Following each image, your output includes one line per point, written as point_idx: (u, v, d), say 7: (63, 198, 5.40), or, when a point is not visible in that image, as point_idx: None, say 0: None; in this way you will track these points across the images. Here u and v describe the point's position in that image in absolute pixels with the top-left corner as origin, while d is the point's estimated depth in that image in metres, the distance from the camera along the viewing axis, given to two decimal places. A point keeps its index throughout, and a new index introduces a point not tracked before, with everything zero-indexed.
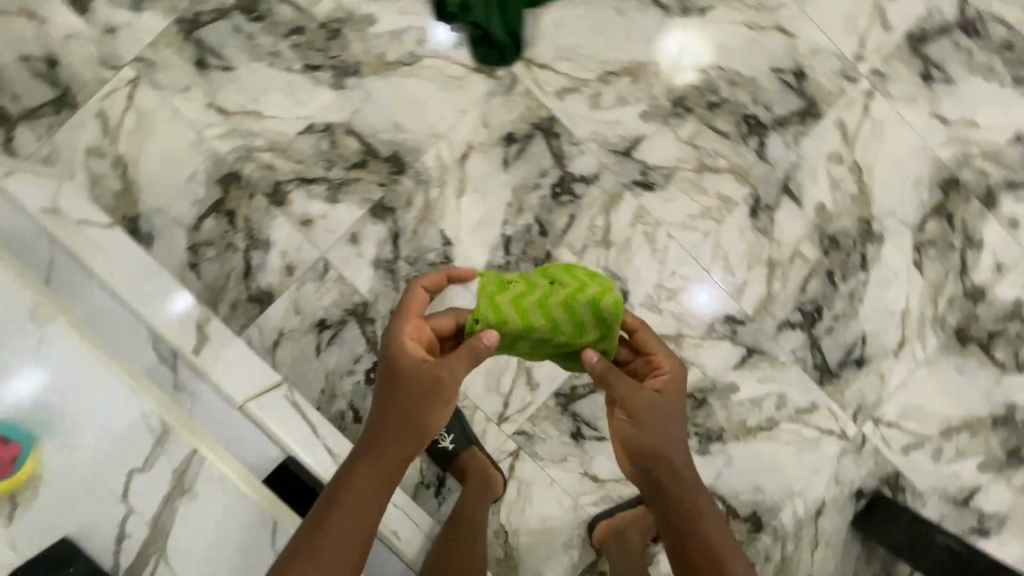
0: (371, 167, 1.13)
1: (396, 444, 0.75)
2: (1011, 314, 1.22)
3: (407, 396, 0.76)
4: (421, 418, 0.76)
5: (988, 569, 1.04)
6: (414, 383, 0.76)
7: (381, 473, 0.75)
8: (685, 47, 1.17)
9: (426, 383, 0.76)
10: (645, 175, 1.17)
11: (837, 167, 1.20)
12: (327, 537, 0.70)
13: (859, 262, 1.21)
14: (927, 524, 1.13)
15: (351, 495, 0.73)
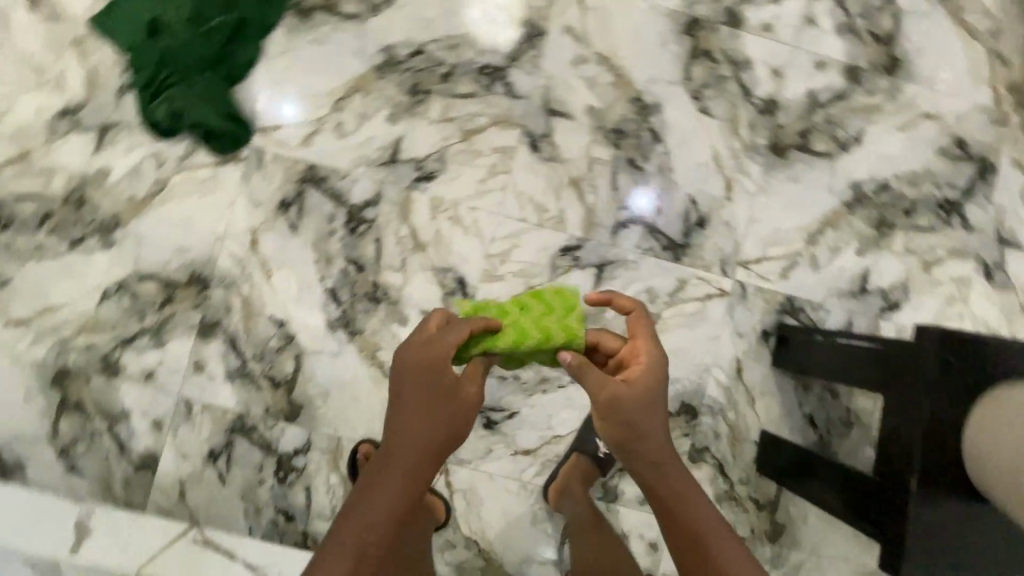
0: (178, 297, 1.15)
1: (426, 462, 0.80)
2: (807, 107, 1.25)
3: (425, 408, 0.81)
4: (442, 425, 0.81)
5: (878, 349, 0.96)
6: (439, 400, 0.81)
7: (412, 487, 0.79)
8: (492, 17, 1.21)
9: (456, 400, 0.82)
10: (422, 169, 1.19)
11: (585, 67, 1.22)
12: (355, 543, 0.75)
13: (651, 138, 1.23)
14: (833, 336, 1.08)
15: (384, 504, 0.77)
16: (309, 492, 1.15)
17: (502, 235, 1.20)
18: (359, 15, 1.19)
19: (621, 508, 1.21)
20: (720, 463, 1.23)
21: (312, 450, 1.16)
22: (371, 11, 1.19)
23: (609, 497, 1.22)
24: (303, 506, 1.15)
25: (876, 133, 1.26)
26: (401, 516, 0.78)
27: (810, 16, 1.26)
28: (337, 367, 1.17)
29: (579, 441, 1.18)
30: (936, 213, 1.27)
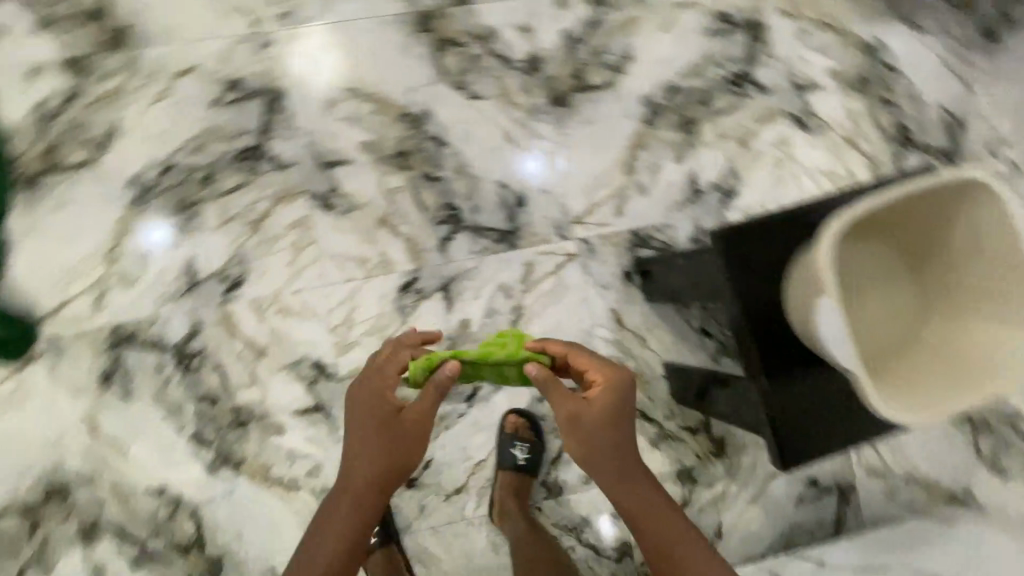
0: (43, 518, 1.07)
1: (376, 490, 0.84)
2: (569, 48, 1.23)
3: (369, 437, 0.85)
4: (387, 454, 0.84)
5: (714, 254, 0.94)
6: (381, 427, 0.85)
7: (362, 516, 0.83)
8: (309, 61, 1.16)
9: (400, 426, 0.85)
10: (228, 278, 1.13)
11: (340, 106, 1.17)
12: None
13: (435, 144, 1.19)
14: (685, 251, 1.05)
15: (338, 531, 0.82)
16: None
17: (337, 304, 1.16)
18: (89, 161, 1.10)
19: (571, 494, 1.22)
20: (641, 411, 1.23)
21: None
22: (99, 151, 1.11)
23: (556, 491, 1.22)
24: None
25: (644, 42, 1.25)
26: (356, 547, 0.82)
27: None
28: (236, 505, 1.11)
29: (500, 458, 1.16)
30: (730, 91, 1.28)
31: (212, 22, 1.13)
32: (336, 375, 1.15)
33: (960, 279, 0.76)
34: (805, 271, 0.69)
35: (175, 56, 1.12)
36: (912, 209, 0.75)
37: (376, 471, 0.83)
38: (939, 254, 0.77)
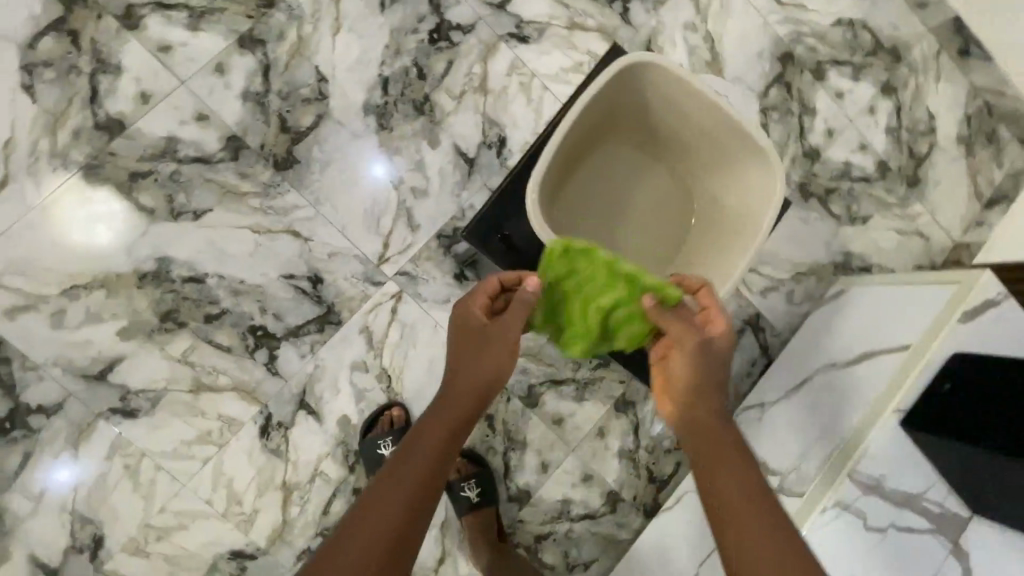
0: None
1: (473, 398, 0.77)
2: (259, 106, 1.09)
3: (475, 360, 0.80)
4: (484, 372, 0.79)
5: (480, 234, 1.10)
6: (479, 342, 0.81)
7: (455, 439, 0.73)
8: (92, 219, 1.02)
9: (493, 338, 0.81)
10: (83, 547, 1.01)
11: (68, 313, 1.01)
12: (377, 526, 0.63)
13: (193, 283, 1.06)
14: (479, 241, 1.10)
15: (428, 455, 0.70)
16: None
17: (211, 491, 1.06)
18: None
19: (540, 489, 1.20)
20: (550, 380, 1.22)
21: None
22: None
23: (526, 497, 1.20)
24: None
25: (328, 53, 1.13)
26: (436, 483, 0.69)
27: (158, 45, 1.06)
28: None
29: (459, 504, 1.13)
30: (440, 48, 1.18)
31: None
32: (259, 550, 1.07)
33: (686, 147, 0.97)
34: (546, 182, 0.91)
35: None
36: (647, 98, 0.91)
37: (477, 383, 0.78)
38: (657, 134, 0.97)
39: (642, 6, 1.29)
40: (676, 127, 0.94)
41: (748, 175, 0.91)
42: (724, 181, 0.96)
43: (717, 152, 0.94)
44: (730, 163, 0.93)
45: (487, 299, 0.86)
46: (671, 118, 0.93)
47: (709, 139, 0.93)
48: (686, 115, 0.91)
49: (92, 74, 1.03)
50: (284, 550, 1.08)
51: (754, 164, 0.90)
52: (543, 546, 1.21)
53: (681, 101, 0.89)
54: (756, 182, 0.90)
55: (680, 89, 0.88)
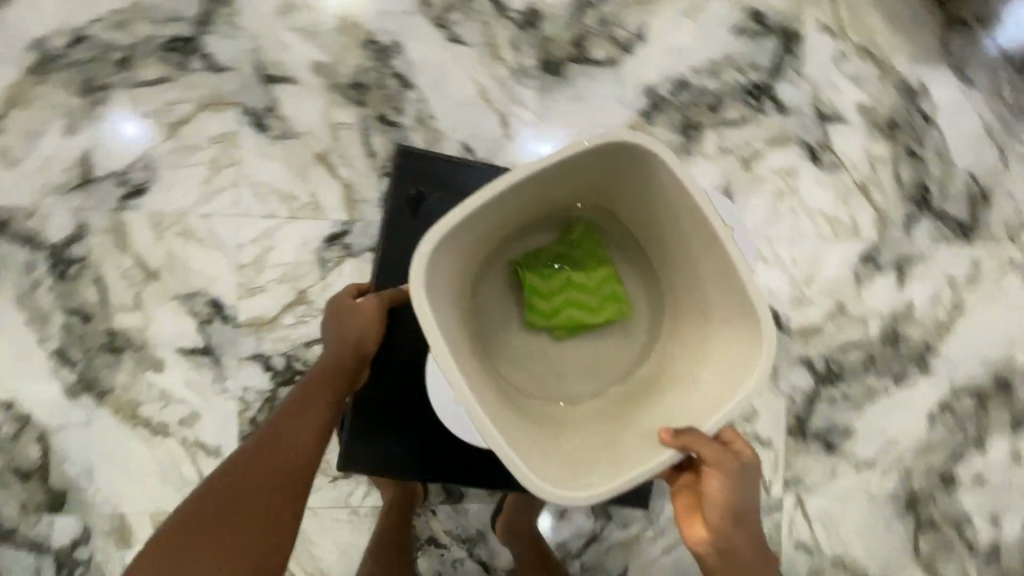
0: None
1: (334, 375, 0.81)
2: (576, 9, 1.06)
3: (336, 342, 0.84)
4: (352, 346, 0.83)
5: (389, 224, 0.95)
6: (340, 326, 0.85)
7: (329, 405, 0.79)
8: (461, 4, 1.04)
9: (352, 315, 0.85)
10: (127, 183, 0.98)
11: (297, 16, 1.00)
12: (264, 494, 0.71)
13: (398, 83, 1.03)
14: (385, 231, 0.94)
15: (308, 425, 0.77)
16: None
17: (250, 240, 1.01)
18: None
19: (471, 504, 1.08)
20: None
21: (90, 538, 1.00)
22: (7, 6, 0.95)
23: (455, 497, 1.08)
24: None
25: (663, 24, 1.09)
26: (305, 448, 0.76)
27: None
28: (93, 437, 0.99)
29: None
30: (746, 102, 1.12)
31: None
32: (235, 319, 1.01)
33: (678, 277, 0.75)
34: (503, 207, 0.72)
35: None
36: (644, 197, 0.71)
37: (347, 367, 0.82)
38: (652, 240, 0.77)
39: (930, 228, 1.18)
40: (675, 245, 0.73)
41: (724, 357, 0.68)
42: (696, 340, 0.73)
43: (704, 305, 0.72)
44: (711, 321, 0.71)
45: (349, 294, 0.89)
46: (674, 228, 0.70)
47: (705, 285, 0.70)
48: (683, 237, 0.69)
49: None
50: (249, 339, 1.01)
51: (735, 340, 0.67)
52: (426, 550, 1.07)
53: (683, 211, 0.67)
54: (726, 366, 0.67)
55: (680, 205, 0.67)
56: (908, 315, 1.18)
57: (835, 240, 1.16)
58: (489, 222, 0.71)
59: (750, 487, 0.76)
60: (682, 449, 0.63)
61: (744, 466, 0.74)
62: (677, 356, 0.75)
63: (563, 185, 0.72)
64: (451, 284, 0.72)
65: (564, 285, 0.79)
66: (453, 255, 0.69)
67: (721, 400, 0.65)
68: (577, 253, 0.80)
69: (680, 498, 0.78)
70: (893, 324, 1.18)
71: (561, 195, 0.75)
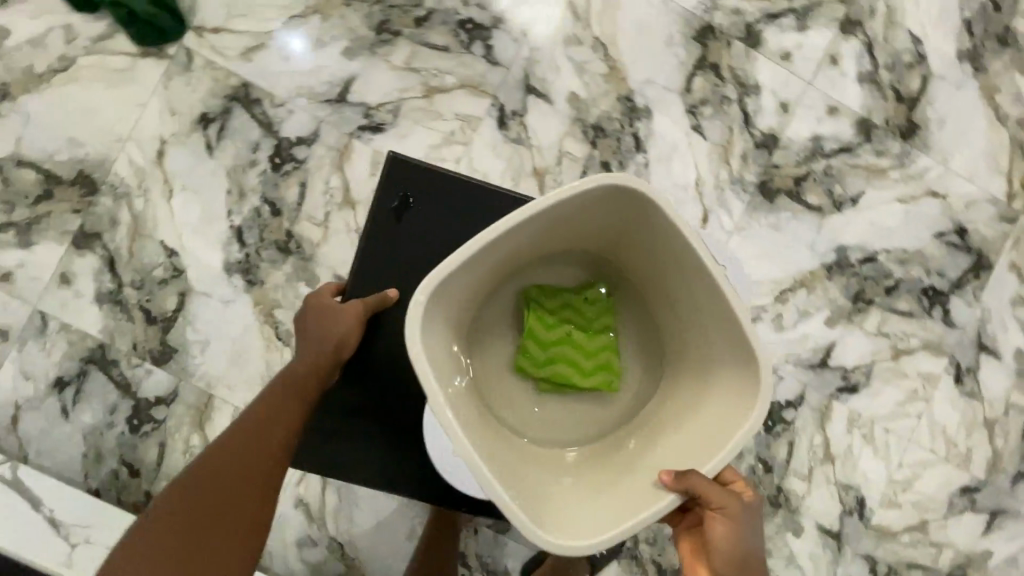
0: (60, 195, 1.00)
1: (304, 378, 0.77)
2: (810, 153, 1.12)
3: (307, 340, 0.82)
4: (327, 349, 0.81)
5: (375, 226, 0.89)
6: (316, 316, 0.84)
7: (297, 414, 0.74)
8: (717, 102, 1.11)
9: (329, 311, 0.84)
10: (370, 117, 1.04)
11: (577, 49, 1.08)
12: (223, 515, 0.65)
13: (632, 143, 1.09)
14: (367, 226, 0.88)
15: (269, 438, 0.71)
16: (163, 451, 1.01)
17: None
18: None
19: (511, 541, 1.08)
20: None
21: (176, 404, 1.02)
22: None
23: (500, 527, 1.08)
24: (153, 463, 1.01)
25: (878, 198, 1.14)
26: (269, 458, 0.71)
27: (832, 56, 1.13)
28: (223, 316, 1.02)
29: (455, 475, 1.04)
30: (918, 299, 1.15)
31: None
32: None
33: (678, 322, 0.78)
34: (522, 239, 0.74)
35: None
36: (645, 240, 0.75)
37: (319, 371, 0.78)
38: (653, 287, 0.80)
39: None
40: (678, 293, 0.76)
41: (715, 412, 0.71)
42: (690, 387, 0.77)
43: (700, 353, 0.76)
44: (708, 365, 0.74)
45: (332, 288, 0.91)
46: (677, 273, 0.74)
47: (703, 332, 0.74)
48: (690, 285, 0.72)
49: (792, 10, 1.12)
50: None
51: (732, 385, 0.70)
52: None
53: (685, 260, 0.71)
54: (717, 418, 0.70)
55: (686, 255, 0.70)
56: (983, 563, 1.16)
57: (944, 461, 1.16)
58: (498, 257, 0.73)
59: (758, 537, 0.73)
60: (685, 492, 0.65)
61: (746, 505, 0.72)
62: (666, 408, 0.78)
63: (570, 222, 0.76)
64: (455, 301, 0.74)
65: (564, 338, 0.83)
66: (466, 278, 0.72)
67: (711, 452, 0.67)
68: (584, 301, 0.84)
69: (684, 543, 0.75)
70: (965, 565, 1.16)
71: (577, 235, 0.78)
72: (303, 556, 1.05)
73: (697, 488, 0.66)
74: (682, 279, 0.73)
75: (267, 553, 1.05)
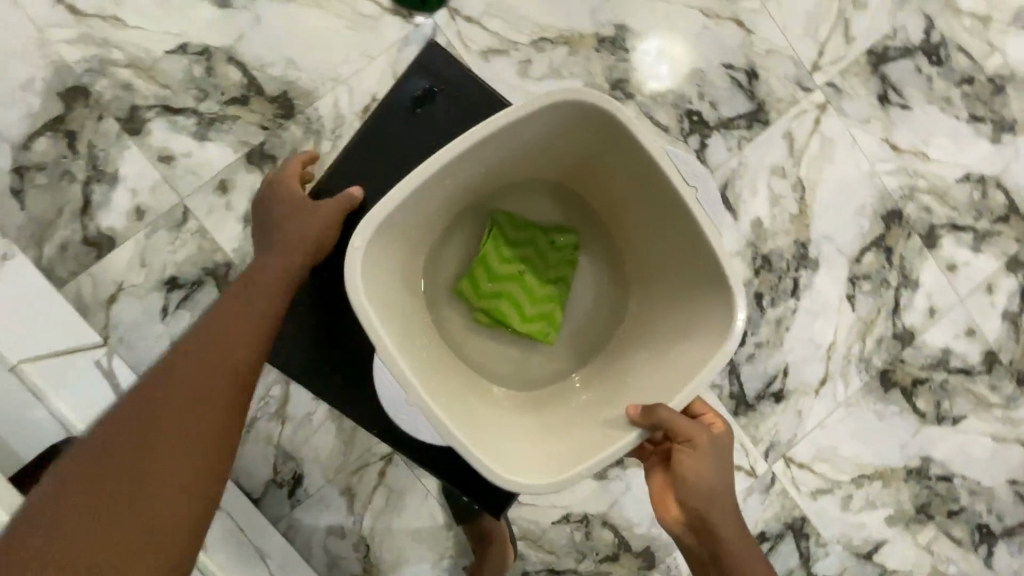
0: (254, 105, 0.97)
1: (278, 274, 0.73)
2: (936, 361, 1.16)
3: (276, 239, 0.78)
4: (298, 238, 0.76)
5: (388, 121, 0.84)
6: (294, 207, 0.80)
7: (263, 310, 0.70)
8: (877, 281, 1.14)
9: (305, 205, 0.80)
10: None
11: (779, 181, 1.10)
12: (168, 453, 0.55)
13: (790, 286, 1.11)
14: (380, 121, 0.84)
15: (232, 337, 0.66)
16: None
17: None
18: None
19: None
20: None
21: None
22: None
23: None
24: None
25: (975, 427, 1.18)
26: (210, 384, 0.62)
27: (990, 284, 1.17)
28: None
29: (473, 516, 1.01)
30: (972, 532, 1.19)
31: (794, 27, 1.10)
32: None
33: (649, 261, 0.78)
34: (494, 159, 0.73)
35: (750, 11, 1.09)
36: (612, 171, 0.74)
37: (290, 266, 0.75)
38: (627, 228, 0.79)
39: None
40: (649, 231, 0.76)
41: (673, 361, 0.70)
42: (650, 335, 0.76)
43: (663, 297, 0.76)
44: (674, 305, 0.74)
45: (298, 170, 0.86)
46: (648, 209, 0.73)
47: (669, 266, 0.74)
48: (664, 224, 0.72)
49: (973, 228, 1.16)
50: None
51: (692, 334, 0.70)
52: None
53: (655, 192, 0.70)
54: (676, 359, 0.70)
55: (656, 187, 0.69)
56: None
57: None
58: (467, 172, 0.72)
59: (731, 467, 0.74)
60: (653, 422, 0.65)
61: (714, 437, 0.73)
62: (617, 361, 0.78)
63: (535, 151, 0.75)
64: (426, 212, 0.73)
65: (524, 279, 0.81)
66: (442, 192, 0.71)
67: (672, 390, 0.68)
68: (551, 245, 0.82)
69: (657, 478, 0.76)
70: None
71: (542, 162, 0.77)
72: (328, 544, 1.02)
73: (668, 422, 0.65)
74: (653, 214, 0.73)
75: (295, 527, 1.02)
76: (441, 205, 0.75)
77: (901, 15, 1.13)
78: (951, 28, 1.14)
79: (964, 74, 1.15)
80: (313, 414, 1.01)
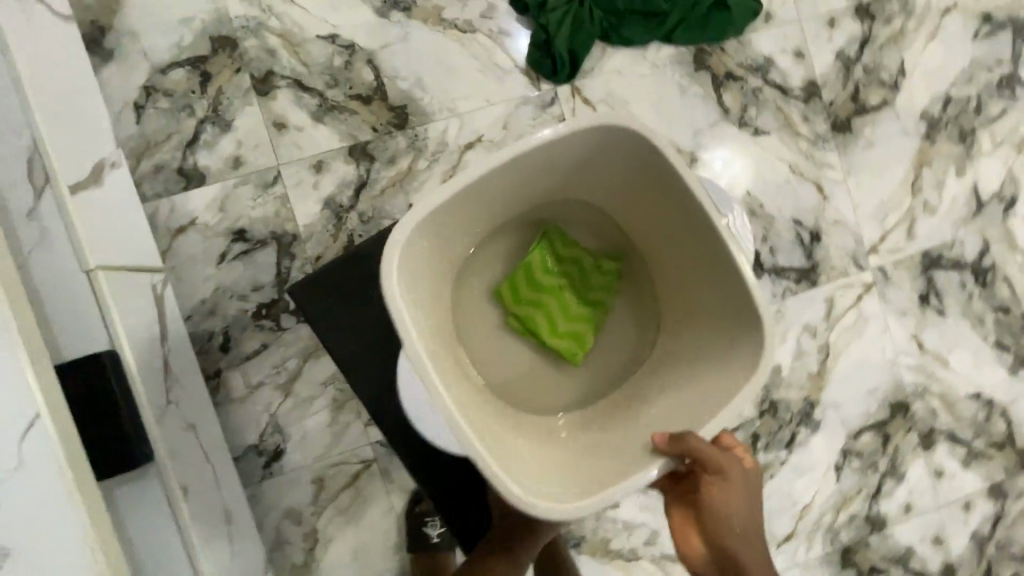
0: (374, 107, 1.05)
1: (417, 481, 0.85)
2: (897, 556, 1.19)
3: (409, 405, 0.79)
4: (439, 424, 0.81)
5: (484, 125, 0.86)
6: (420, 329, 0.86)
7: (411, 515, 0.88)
8: (867, 462, 1.18)
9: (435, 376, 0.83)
10: None
11: (809, 339, 1.16)
12: None
13: (786, 438, 1.15)
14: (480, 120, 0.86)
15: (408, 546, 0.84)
16: (262, 352, 1.02)
17: None
18: (725, 113, 1.14)
19: None
20: None
21: (304, 327, 1.04)
22: (735, 120, 1.14)
23: None
24: (246, 354, 1.02)
25: None
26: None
27: (969, 501, 1.21)
28: None
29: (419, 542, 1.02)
30: None
31: (865, 209, 1.18)
32: None
33: (682, 289, 0.78)
34: (542, 171, 0.73)
35: (832, 180, 1.17)
36: (653, 197, 0.74)
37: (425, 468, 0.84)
38: (662, 255, 0.80)
39: None
40: (683, 259, 0.75)
41: (698, 389, 0.71)
42: (676, 369, 0.77)
43: (693, 327, 0.76)
44: (701, 336, 0.75)
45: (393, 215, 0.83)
46: (684, 238, 0.73)
47: (699, 303, 0.74)
48: (699, 256, 0.72)
49: (969, 444, 1.21)
50: None
51: (720, 365, 0.70)
52: None
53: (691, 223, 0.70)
54: (706, 389, 0.70)
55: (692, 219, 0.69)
56: None
57: None
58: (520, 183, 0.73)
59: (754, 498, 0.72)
60: (678, 454, 0.64)
61: (746, 470, 0.71)
62: (633, 393, 0.80)
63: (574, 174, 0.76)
64: (473, 217, 0.74)
65: (561, 297, 0.84)
66: (488, 198, 0.72)
67: (699, 419, 0.68)
68: (593, 268, 0.85)
69: (677, 513, 0.74)
70: None
71: (584, 183, 0.78)
72: (281, 526, 1.03)
73: (695, 452, 0.64)
74: (685, 242, 0.73)
75: (257, 498, 1.03)
76: (488, 217, 0.77)
77: (963, 231, 1.21)
78: (1004, 259, 1.22)
79: (1003, 303, 1.22)
80: (316, 397, 1.04)
